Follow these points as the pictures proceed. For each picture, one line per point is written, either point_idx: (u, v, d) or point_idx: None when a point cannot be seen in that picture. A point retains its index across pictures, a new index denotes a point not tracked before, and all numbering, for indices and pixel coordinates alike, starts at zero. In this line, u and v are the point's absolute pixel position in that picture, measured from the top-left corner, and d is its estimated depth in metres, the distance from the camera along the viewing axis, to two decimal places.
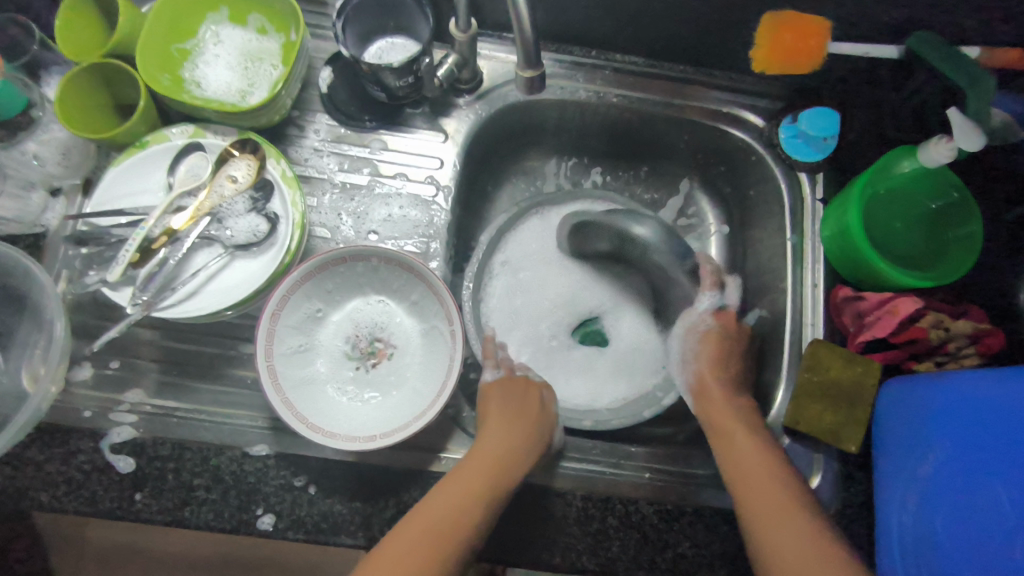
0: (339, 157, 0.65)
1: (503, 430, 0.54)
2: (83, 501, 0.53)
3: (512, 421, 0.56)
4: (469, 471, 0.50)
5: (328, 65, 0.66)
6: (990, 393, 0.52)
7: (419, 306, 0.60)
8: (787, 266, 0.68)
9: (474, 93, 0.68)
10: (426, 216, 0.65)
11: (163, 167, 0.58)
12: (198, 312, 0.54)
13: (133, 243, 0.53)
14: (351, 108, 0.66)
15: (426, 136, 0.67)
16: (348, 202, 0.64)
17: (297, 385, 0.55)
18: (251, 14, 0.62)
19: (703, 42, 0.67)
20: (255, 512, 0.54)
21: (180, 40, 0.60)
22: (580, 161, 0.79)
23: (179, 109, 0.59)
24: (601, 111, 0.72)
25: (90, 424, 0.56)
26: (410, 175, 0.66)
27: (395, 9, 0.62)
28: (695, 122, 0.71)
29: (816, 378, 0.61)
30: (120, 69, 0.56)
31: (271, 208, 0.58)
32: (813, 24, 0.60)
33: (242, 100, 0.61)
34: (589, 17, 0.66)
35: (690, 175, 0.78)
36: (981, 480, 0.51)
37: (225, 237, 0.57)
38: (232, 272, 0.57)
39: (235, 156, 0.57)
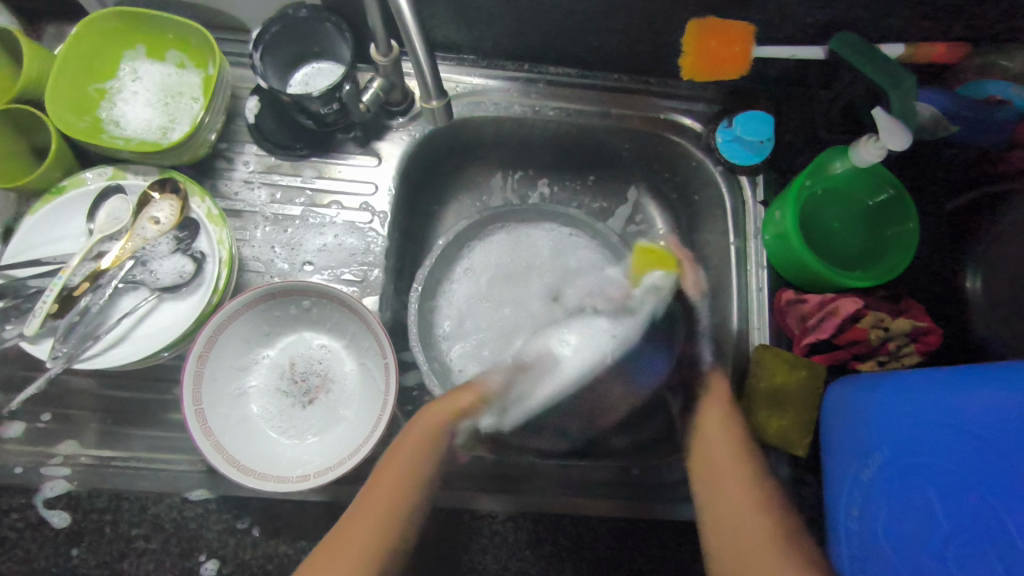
0: (271, 188, 0.64)
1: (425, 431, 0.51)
2: (16, 560, 0.53)
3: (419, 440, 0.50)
4: (382, 486, 0.48)
5: (254, 94, 0.64)
6: (927, 395, 0.52)
7: (355, 341, 0.59)
8: (732, 270, 0.67)
9: (408, 115, 0.67)
10: (362, 243, 0.63)
11: (83, 214, 0.57)
12: (127, 360, 0.53)
13: (49, 293, 0.51)
14: (281, 137, 0.64)
15: (360, 161, 0.66)
16: (281, 233, 0.63)
17: (229, 427, 0.54)
18: (168, 49, 0.61)
19: (634, 51, 0.66)
20: (198, 559, 0.54)
21: (98, 81, 0.59)
22: (526, 174, 0.79)
23: (98, 152, 0.58)
24: (538, 125, 0.71)
25: (21, 481, 0.54)
26: (345, 202, 0.64)
27: (315, 36, 0.60)
28: (633, 130, 0.70)
29: (762, 384, 0.61)
30: (33, 115, 0.55)
31: (197, 247, 0.57)
32: (737, 31, 0.60)
33: (163, 137, 0.60)
34: (516, 31, 0.65)
35: (636, 183, 0.78)
36: (917, 486, 0.51)
37: (151, 280, 0.55)
38: (161, 315, 0.56)
39: (157, 198, 0.56)
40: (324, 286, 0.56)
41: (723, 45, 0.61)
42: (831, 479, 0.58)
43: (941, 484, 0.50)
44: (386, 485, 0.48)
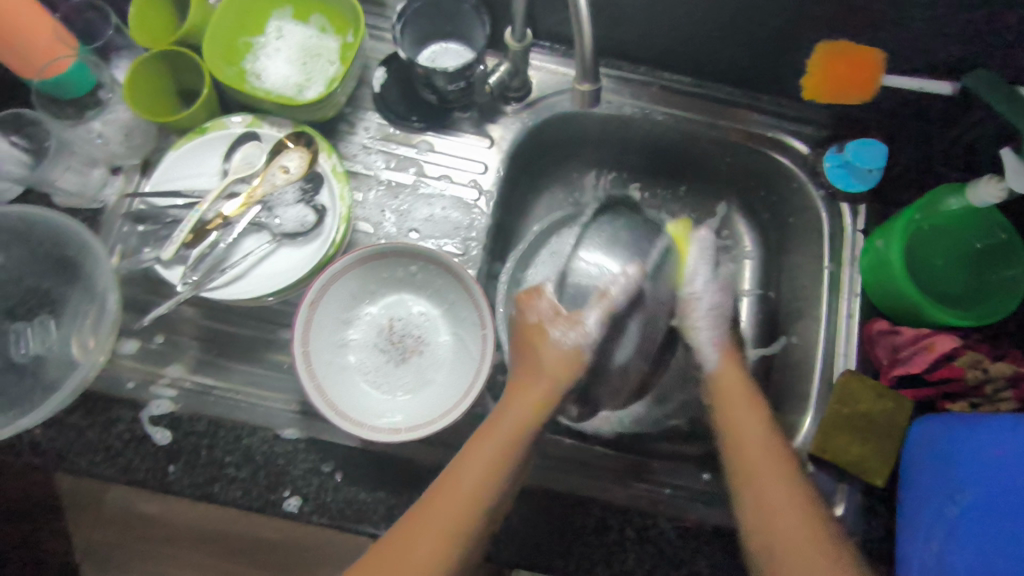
0: (387, 156, 0.66)
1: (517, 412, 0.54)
2: (119, 468, 0.55)
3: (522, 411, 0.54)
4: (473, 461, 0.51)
5: (383, 65, 0.67)
6: None
7: (452, 309, 0.61)
8: (822, 295, 0.67)
9: (523, 102, 0.69)
10: (466, 218, 0.66)
11: (219, 155, 0.60)
12: (244, 295, 0.56)
13: (186, 224, 0.55)
14: (401, 108, 0.67)
15: (472, 140, 0.68)
16: (392, 199, 0.65)
17: (329, 372, 0.56)
18: (314, 13, 0.64)
19: (754, 66, 0.67)
20: (282, 494, 0.56)
21: (247, 35, 0.62)
22: (619, 176, 0.80)
23: (239, 98, 0.61)
24: (645, 128, 0.72)
25: (131, 395, 0.58)
26: (454, 178, 0.67)
27: (453, 16, 0.63)
28: (737, 144, 0.71)
29: (846, 409, 0.61)
30: (188, 58, 0.59)
31: (319, 200, 0.59)
32: (867, 56, 0.61)
33: (298, 94, 0.63)
34: (643, 34, 0.67)
35: (728, 200, 0.79)
36: (1006, 525, 0.49)
37: (274, 225, 0.58)
38: (279, 259, 0.58)
39: (290, 148, 0.59)
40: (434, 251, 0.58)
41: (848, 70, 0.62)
42: (909, 506, 0.57)
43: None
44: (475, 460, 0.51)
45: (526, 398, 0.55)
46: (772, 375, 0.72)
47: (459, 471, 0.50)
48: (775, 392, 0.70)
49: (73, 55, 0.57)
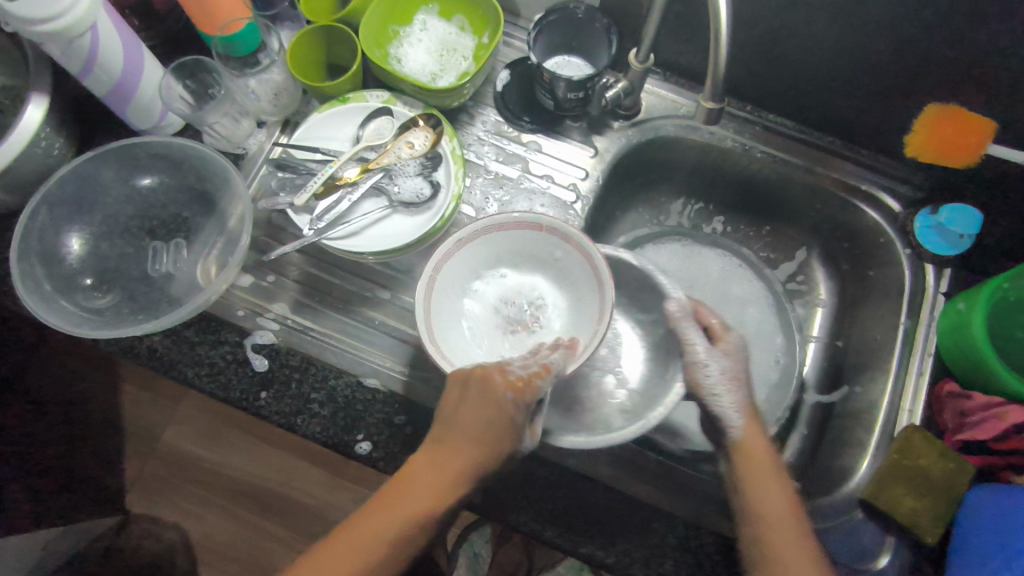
0: (497, 150, 0.72)
1: (441, 471, 0.46)
2: (219, 385, 0.61)
3: (466, 450, 0.46)
4: (373, 519, 0.44)
5: (508, 68, 0.73)
6: None
7: (576, 299, 0.61)
8: (895, 349, 0.68)
9: (629, 120, 0.73)
10: (561, 217, 0.70)
11: (354, 123, 0.67)
12: (355, 249, 0.61)
13: (320, 176, 0.61)
14: (517, 108, 0.73)
15: (577, 148, 0.73)
16: (497, 189, 0.70)
17: (444, 308, 0.58)
18: (457, 13, 0.70)
19: (858, 118, 0.70)
20: (356, 436, 0.60)
21: (397, 23, 0.70)
22: (706, 207, 0.84)
23: (381, 78, 0.67)
24: (741, 162, 0.76)
25: (240, 322, 0.64)
26: (556, 179, 0.71)
27: (583, 33, 0.68)
28: (830, 191, 0.73)
29: (905, 462, 0.61)
30: (345, 33, 0.66)
31: (435, 176, 0.65)
32: (976, 122, 0.62)
33: (432, 81, 0.69)
34: (756, 74, 0.70)
35: (809, 245, 0.82)
36: None
37: (393, 192, 0.64)
38: (391, 223, 0.64)
39: (418, 126, 0.65)
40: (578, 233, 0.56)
41: (958, 134, 0.64)
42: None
43: None
44: (377, 517, 0.44)
45: (470, 438, 0.47)
46: (830, 420, 0.73)
47: (353, 529, 0.44)
48: (831, 438, 0.71)
49: (249, 18, 0.65)
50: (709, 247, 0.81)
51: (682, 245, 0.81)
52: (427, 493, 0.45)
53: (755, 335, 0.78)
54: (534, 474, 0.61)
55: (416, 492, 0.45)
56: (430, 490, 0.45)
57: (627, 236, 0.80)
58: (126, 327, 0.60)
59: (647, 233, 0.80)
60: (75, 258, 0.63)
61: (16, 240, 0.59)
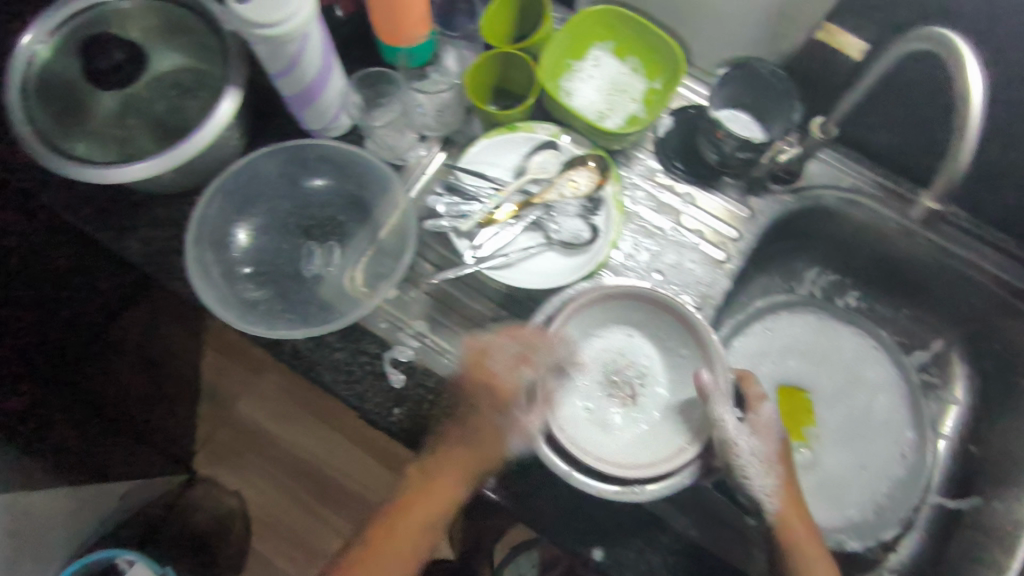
0: (651, 198, 0.70)
1: (454, 466, 0.60)
2: (355, 394, 0.61)
3: (481, 445, 0.59)
4: (420, 507, 0.60)
5: (672, 115, 0.72)
6: None
7: (684, 400, 0.60)
8: None
9: (790, 186, 0.71)
10: (708, 276, 0.68)
11: (518, 152, 0.67)
12: (509, 282, 0.61)
13: (486, 205, 0.63)
14: (677, 157, 0.71)
15: (733, 206, 0.71)
16: (648, 238, 0.68)
17: (565, 351, 0.60)
18: (632, 54, 0.69)
19: None
20: (482, 469, 0.60)
21: (572, 58, 0.69)
22: (842, 280, 0.81)
23: (551, 110, 0.67)
24: (898, 245, 0.72)
25: (381, 334, 0.64)
26: (707, 235, 0.70)
27: (762, 91, 0.67)
28: (995, 291, 0.69)
29: None
30: (523, 62, 0.65)
31: (594, 220, 0.64)
32: None
33: (598, 119, 0.68)
34: (938, 159, 0.67)
35: (950, 337, 0.78)
36: None
37: (551, 229, 0.64)
38: (544, 260, 0.63)
39: (583, 166, 0.64)
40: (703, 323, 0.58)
41: None
42: None
43: None
44: (426, 503, 0.60)
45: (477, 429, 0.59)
46: (958, 529, 0.69)
47: (411, 514, 0.60)
48: (959, 550, 0.67)
49: (428, 36, 0.65)
50: (845, 327, 0.77)
51: (814, 319, 0.78)
52: (449, 486, 0.60)
53: (883, 424, 0.74)
54: (657, 538, 0.59)
55: (448, 482, 0.60)
56: (450, 483, 0.60)
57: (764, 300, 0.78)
58: (279, 326, 0.61)
59: (786, 300, 0.78)
60: (239, 249, 0.65)
61: (193, 227, 0.61)
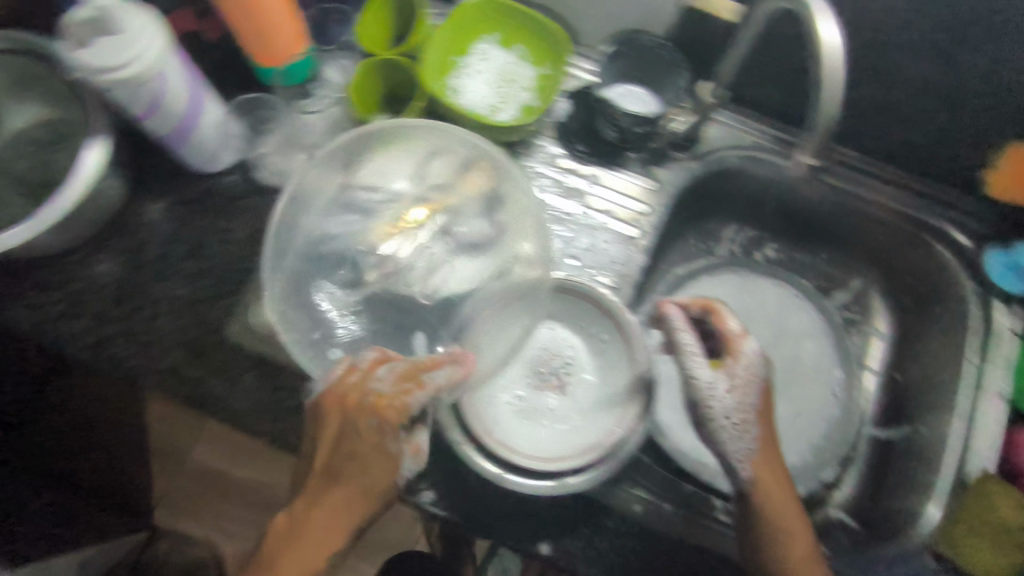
0: (557, 184, 0.70)
1: (364, 497, 0.49)
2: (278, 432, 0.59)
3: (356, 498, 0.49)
4: (302, 550, 0.48)
5: (567, 96, 0.71)
6: None
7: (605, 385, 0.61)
8: (961, 392, 0.66)
9: (694, 151, 0.71)
10: (623, 253, 0.68)
11: (413, 158, 0.64)
12: (421, 293, 0.61)
13: (385, 218, 0.61)
14: (578, 140, 0.71)
15: (638, 180, 0.71)
16: (557, 225, 0.68)
17: (483, 350, 0.60)
18: (519, 42, 0.68)
19: (933, 152, 0.69)
20: (419, 486, 0.58)
21: (456, 54, 0.67)
22: (757, 234, 0.82)
23: (440, 112, 0.66)
24: (804, 194, 0.74)
25: (299, 365, 0.62)
26: (616, 213, 0.70)
27: (649, 63, 0.69)
28: (897, 225, 0.72)
29: (981, 509, 0.61)
30: (404, 69, 0.64)
31: (500, 217, 0.63)
32: None
33: (492, 115, 0.67)
34: None
35: (865, 275, 0.80)
36: None
37: (457, 233, 0.63)
38: (454, 265, 0.62)
39: (480, 164, 0.63)
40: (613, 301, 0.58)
41: None
42: None
43: None
44: (305, 543, 0.48)
45: (361, 478, 0.49)
46: (892, 458, 0.71)
47: (288, 557, 0.48)
48: (896, 477, 0.69)
49: (304, 53, 0.63)
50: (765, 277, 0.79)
51: (732, 279, 0.79)
52: (335, 515, 0.49)
53: (813, 370, 0.76)
54: (605, 523, 0.59)
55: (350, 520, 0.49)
56: (340, 509, 0.49)
57: (687, 266, 0.79)
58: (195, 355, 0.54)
59: (705, 264, 0.79)
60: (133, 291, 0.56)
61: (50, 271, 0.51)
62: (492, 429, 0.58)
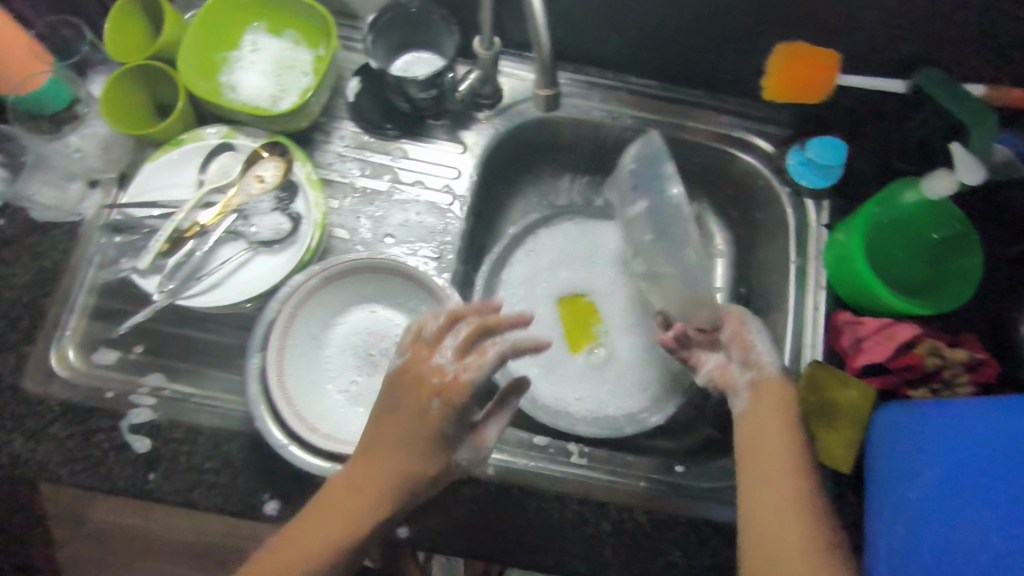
0: (362, 164, 0.68)
1: (374, 461, 0.48)
2: (99, 477, 0.56)
3: (376, 476, 0.47)
4: (308, 522, 0.47)
5: (356, 75, 0.69)
6: (991, 429, 0.51)
7: None
8: (788, 291, 0.69)
9: (494, 108, 0.71)
10: (440, 223, 0.67)
11: (193, 166, 0.61)
12: (220, 302, 0.57)
13: (163, 233, 0.57)
14: (375, 117, 0.69)
15: (445, 146, 0.70)
16: (367, 205, 0.67)
17: (300, 346, 0.58)
18: (289, 27, 0.65)
19: (717, 67, 0.70)
20: (261, 498, 0.56)
21: (222, 49, 0.64)
22: (593, 179, 0.80)
23: (215, 110, 0.62)
24: (616, 132, 0.74)
25: (111, 404, 0.58)
26: (428, 183, 0.68)
27: (421, 26, 0.66)
28: (706, 143, 0.73)
29: (814, 399, 0.62)
30: (161, 71, 0.60)
31: (295, 208, 0.61)
32: (822, 57, 0.63)
33: (272, 105, 0.64)
34: (606, 38, 0.69)
35: (699, 201, 0.79)
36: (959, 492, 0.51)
37: (249, 233, 0.60)
38: (253, 266, 0.60)
39: (265, 158, 0.60)
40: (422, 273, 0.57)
41: (807, 71, 0.65)
42: (878, 499, 0.59)
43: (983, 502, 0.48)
44: (312, 518, 0.47)
45: (396, 451, 0.48)
46: None
47: (289, 535, 0.47)
48: None
49: (49, 71, 0.60)
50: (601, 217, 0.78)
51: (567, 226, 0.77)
52: (350, 485, 0.47)
53: None
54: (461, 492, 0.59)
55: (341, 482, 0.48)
56: (364, 479, 0.47)
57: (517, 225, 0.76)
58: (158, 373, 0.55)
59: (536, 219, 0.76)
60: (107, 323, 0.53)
61: None
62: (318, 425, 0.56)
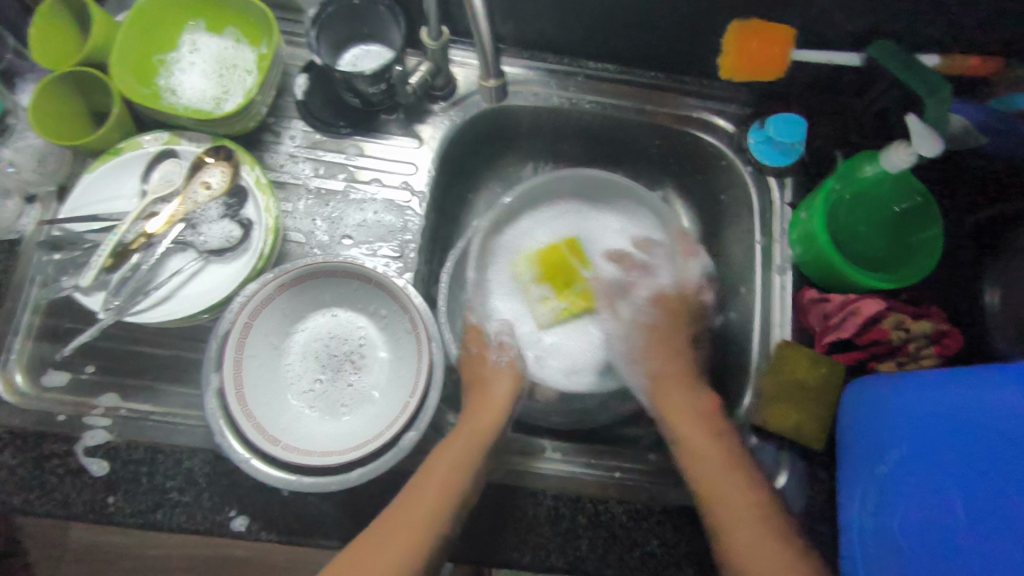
0: (315, 164, 0.66)
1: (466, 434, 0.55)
2: (56, 504, 0.53)
3: (476, 432, 0.55)
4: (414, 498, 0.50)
5: (305, 72, 0.66)
6: (957, 401, 0.51)
7: (399, 356, 0.59)
8: (756, 269, 0.68)
9: (449, 100, 0.69)
10: (400, 220, 0.65)
11: (136, 176, 0.59)
12: (171, 317, 0.55)
13: (105, 248, 0.54)
14: (327, 115, 0.66)
15: (401, 141, 0.68)
16: (322, 207, 0.65)
17: (260, 357, 0.56)
18: (227, 25, 0.63)
19: (673, 49, 0.68)
20: (228, 514, 0.54)
21: (160, 51, 0.61)
22: (557, 166, 0.80)
23: (154, 116, 0.60)
24: (575, 118, 0.73)
25: (64, 428, 0.56)
26: (385, 180, 0.66)
27: (366, 18, 0.63)
28: (666, 127, 0.72)
29: (782, 378, 0.62)
30: (95, 77, 0.57)
31: (244, 214, 0.59)
32: (777, 32, 0.62)
33: (216, 108, 0.61)
34: (558, 25, 0.67)
35: (663, 183, 0.79)
36: (933, 470, 0.51)
37: (199, 243, 0.58)
38: (207, 276, 0.58)
39: (209, 164, 0.58)
40: (378, 274, 0.56)
41: (764, 46, 0.63)
42: (849, 468, 0.58)
43: (960, 479, 0.49)
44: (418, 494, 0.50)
45: (484, 413, 0.57)
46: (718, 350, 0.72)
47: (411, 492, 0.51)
48: (721, 369, 0.70)
49: None
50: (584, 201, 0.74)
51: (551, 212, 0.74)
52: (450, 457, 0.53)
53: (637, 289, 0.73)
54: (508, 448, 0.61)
55: (436, 465, 0.52)
56: (463, 443, 0.54)
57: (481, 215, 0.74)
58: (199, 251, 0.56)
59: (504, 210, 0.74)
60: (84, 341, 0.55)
61: None
62: (284, 431, 0.54)
